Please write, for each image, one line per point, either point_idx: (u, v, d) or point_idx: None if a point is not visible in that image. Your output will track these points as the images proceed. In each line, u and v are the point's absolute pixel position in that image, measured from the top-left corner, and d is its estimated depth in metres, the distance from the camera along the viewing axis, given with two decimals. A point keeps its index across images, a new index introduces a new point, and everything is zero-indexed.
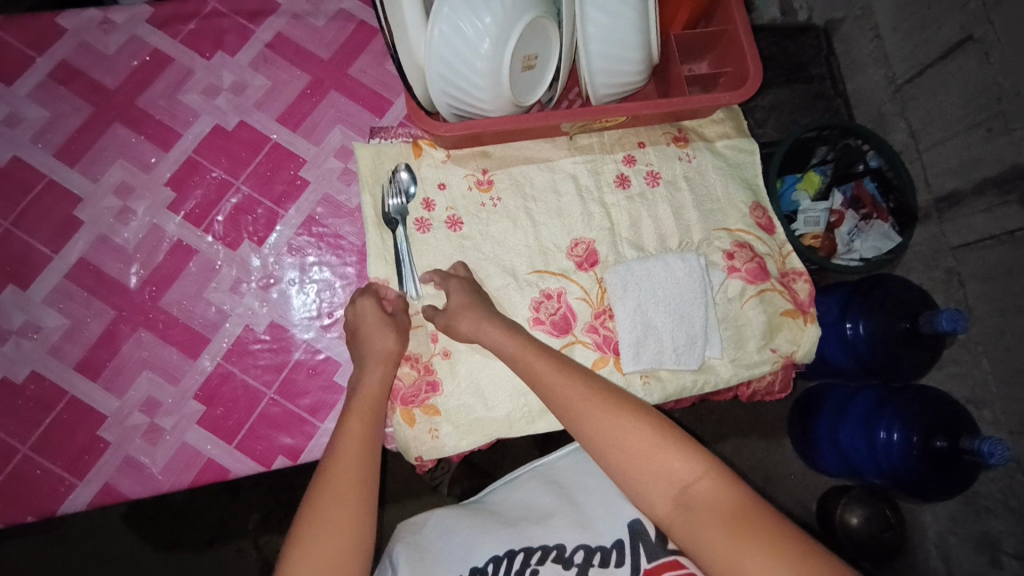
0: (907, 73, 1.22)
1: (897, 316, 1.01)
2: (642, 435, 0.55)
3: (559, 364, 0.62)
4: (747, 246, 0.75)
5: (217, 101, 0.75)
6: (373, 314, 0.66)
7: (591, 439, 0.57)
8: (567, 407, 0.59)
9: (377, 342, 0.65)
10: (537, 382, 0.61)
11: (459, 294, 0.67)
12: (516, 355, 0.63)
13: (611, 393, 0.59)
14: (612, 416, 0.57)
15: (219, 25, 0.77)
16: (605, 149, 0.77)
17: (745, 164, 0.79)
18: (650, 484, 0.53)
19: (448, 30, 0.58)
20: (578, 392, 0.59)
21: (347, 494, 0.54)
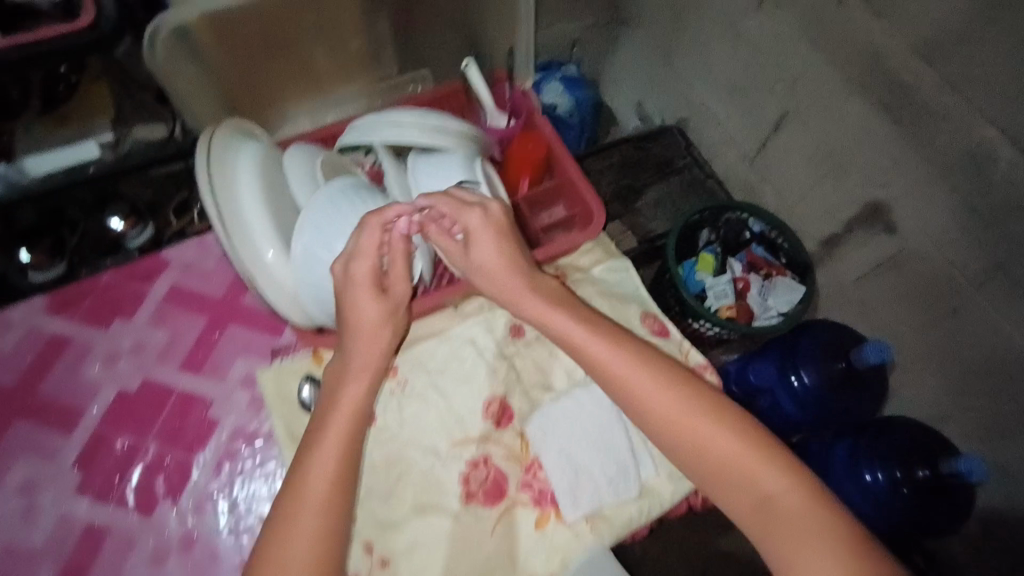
0: (757, 142, 1.29)
1: (831, 358, 1.06)
2: (734, 443, 0.58)
3: (665, 380, 0.62)
4: (648, 357, 0.80)
5: (118, 367, 0.77)
6: (365, 277, 0.62)
7: (688, 441, 0.59)
8: (649, 412, 0.61)
9: (366, 316, 0.62)
10: (616, 381, 0.63)
11: (481, 234, 0.65)
12: (586, 354, 0.64)
13: (705, 397, 0.61)
14: (701, 421, 0.60)
15: (115, 294, 0.82)
16: (491, 306, 0.81)
17: (624, 282, 0.86)
18: (736, 488, 0.57)
19: (308, 260, 0.65)
20: (661, 389, 0.61)
21: (313, 521, 0.55)
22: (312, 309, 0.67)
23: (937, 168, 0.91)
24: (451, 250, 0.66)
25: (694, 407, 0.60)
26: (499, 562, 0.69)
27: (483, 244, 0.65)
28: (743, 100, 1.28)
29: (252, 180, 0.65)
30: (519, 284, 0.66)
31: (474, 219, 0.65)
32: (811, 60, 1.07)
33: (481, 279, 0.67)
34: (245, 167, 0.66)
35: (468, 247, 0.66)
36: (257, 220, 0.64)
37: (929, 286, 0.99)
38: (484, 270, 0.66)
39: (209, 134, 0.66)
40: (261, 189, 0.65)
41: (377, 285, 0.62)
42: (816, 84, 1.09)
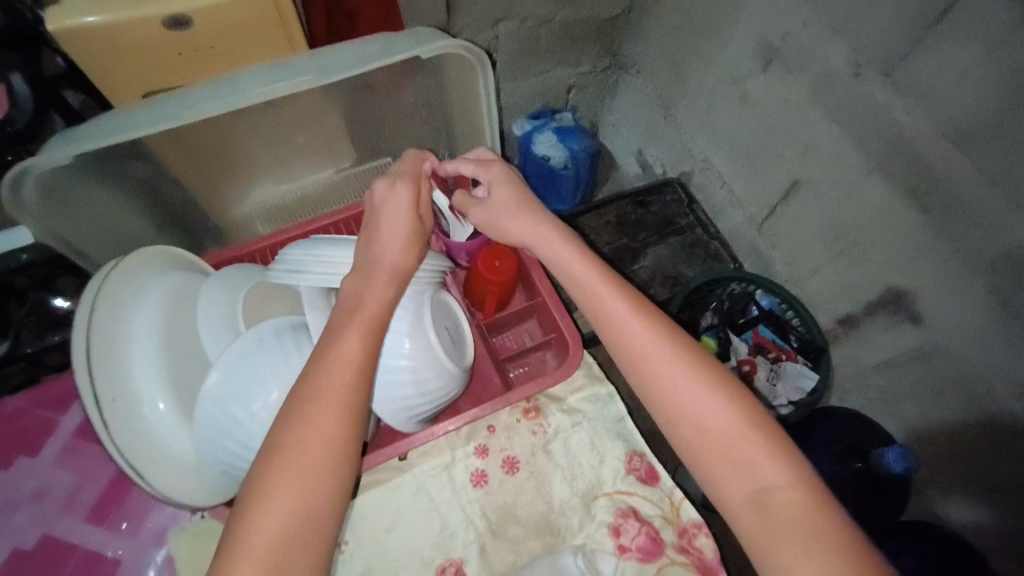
0: (762, 212, 1.36)
1: (845, 458, 1.16)
2: (731, 420, 0.61)
3: (676, 343, 0.64)
4: (632, 513, 0.67)
5: (16, 517, 0.75)
6: (402, 204, 0.64)
7: (685, 408, 0.62)
8: (651, 372, 0.63)
9: (396, 221, 0.64)
10: (625, 347, 0.65)
11: (502, 201, 0.74)
12: (598, 304, 0.67)
13: (724, 384, 0.63)
14: (703, 393, 0.62)
15: (26, 428, 0.80)
16: (452, 446, 0.71)
17: (604, 413, 0.74)
18: (734, 467, 0.59)
19: (213, 432, 0.58)
20: (667, 357, 0.63)
21: (314, 496, 0.51)
22: (217, 476, 0.61)
23: (966, 262, 0.93)
24: (470, 207, 0.75)
25: (703, 381, 0.62)
26: None
27: (504, 196, 0.74)
28: (742, 177, 1.39)
29: (146, 332, 0.60)
30: (554, 242, 0.71)
31: (474, 167, 0.76)
32: (824, 129, 1.09)
33: (509, 230, 0.73)
34: (141, 318, 0.60)
35: (488, 197, 0.74)
36: (148, 379, 0.59)
37: (977, 369, 0.98)
38: (497, 225, 0.73)
39: (104, 270, 0.61)
40: (155, 345, 0.60)
41: (411, 209, 0.65)
42: (835, 150, 1.09)
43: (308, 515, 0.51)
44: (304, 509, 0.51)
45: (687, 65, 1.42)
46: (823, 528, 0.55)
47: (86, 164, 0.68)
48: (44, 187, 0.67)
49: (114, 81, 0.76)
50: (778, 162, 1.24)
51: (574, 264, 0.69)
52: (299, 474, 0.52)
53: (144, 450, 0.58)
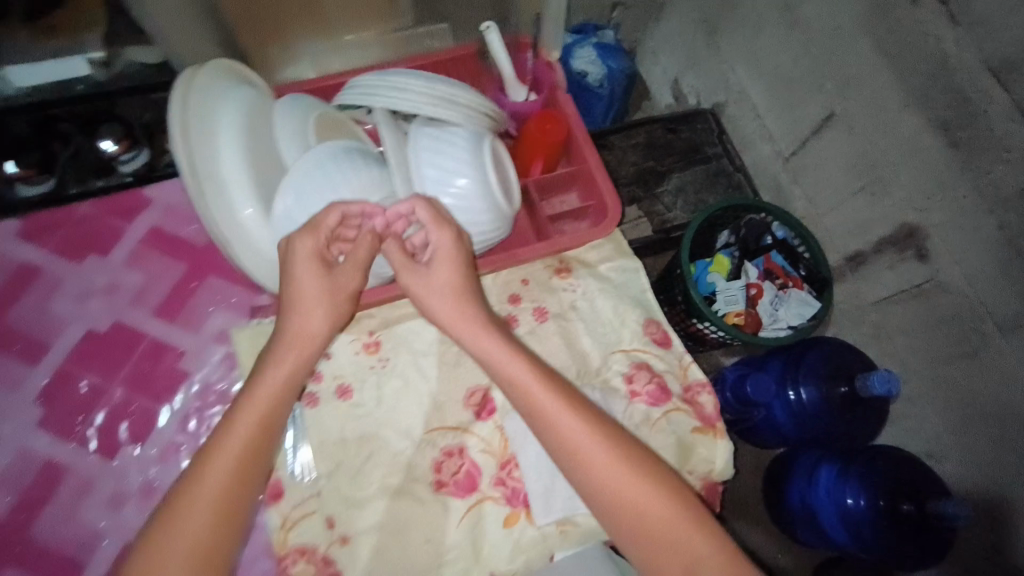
0: (791, 148, 1.36)
1: (831, 385, 1.12)
2: (650, 495, 0.55)
3: (593, 423, 0.58)
4: (646, 366, 0.75)
5: (89, 304, 0.74)
6: (309, 258, 0.59)
7: (607, 491, 0.56)
8: (572, 450, 0.57)
9: (307, 290, 0.59)
10: (556, 437, 0.57)
11: (443, 271, 0.61)
12: (525, 396, 0.59)
13: (650, 463, 0.57)
14: (627, 476, 0.56)
15: (93, 227, 0.77)
16: (489, 292, 0.77)
17: (630, 283, 0.81)
18: (664, 553, 0.53)
19: (290, 224, 0.60)
20: (594, 442, 0.57)
21: (199, 517, 0.51)
22: (292, 282, 0.63)
23: (983, 199, 0.95)
24: (402, 262, 0.62)
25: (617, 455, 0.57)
26: (462, 556, 0.66)
27: (444, 269, 0.61)
28: (774, 112, 1.39)
29: (232, 129, 0.59)
30: (476, 322, 0.62)
31: (430, 214, 0.61)
32: (868, 59, 1.09)
33: (434, 302, 0.62)
34: (226, 115, 0.59)
35: (428, 268, 0.62)
36: (235, 171, 0.58)
37: (971, 309, 1.02)
38: (426, 305, 0.62)
39: (192, 69, 0.60)
40: (241, 142, 0.59)
41: (320, 266, 0.59)
42: (875, 82, 1.09)
43: (198, 543, 0.51)
44: (202, 534, 0.51)
45: None
46: None
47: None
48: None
49: None
50: (817, 93, 1.23)
51: (496, 349, 0.60)
52: (189, 517, 0.51)
53: (239, 244, 0.59)
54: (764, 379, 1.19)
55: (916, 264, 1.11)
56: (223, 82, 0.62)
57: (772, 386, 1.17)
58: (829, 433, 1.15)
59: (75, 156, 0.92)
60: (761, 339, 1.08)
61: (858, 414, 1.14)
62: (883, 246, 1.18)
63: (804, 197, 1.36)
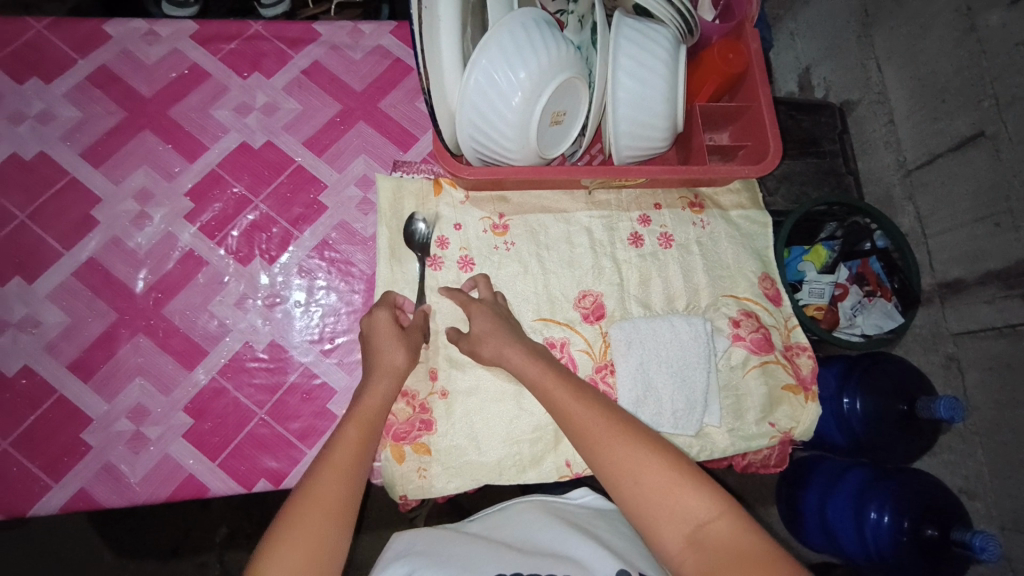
0: (920, 159, 1.26)
1: (894, 398, 1.05)
2: (639, 457, 0.55)
3: (591, 400, 0.60)
4: (754, 316, 0.76)
5: (247, 119, 0.77)
6: (386, 326, 0.65)
7: (600, 450, 0.57)
8: (577, 425, 0.59)
9: (383, 338, 0.65)
10: (568, 423, 0.59)
11: (481, 319, 0.67)
12: (537, 382, 0.62)
13: (645, 433, 0.58)
14: (635, 451, 0.56)
15: (260, 48, 0.79)
16: (621, 207, 0.78)
17: (755, 234, 0.81)
18: (663, 516, 0.52)
19: (484, 78, 0.60)
20: (595, 414, 0.59)
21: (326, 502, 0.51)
22: (463, 135, 0.64)
23: None
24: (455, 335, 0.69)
25: (608, 421, 0.58)
26: (546, 438, 0.71)
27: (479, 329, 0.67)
28: (918, 113, 1.25)
29: None
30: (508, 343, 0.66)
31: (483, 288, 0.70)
32: None
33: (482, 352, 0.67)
34: None
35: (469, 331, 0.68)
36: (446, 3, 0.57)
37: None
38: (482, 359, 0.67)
39: None
40: None
41: (397, 326, 0.65)
42: None
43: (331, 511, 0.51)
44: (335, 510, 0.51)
45: None
46: (767, 559, 0.48)
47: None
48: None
49: None
50: (970, 108, 1.13)
51: (519, 355, 0.64)
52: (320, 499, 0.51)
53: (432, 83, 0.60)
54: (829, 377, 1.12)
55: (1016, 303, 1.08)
56: None
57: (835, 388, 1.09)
58: (880, 454, 1.08)
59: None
60: (838, 338, 1.06)
61: (915, 435, 1.06)
62: (990, 279, 1.14)
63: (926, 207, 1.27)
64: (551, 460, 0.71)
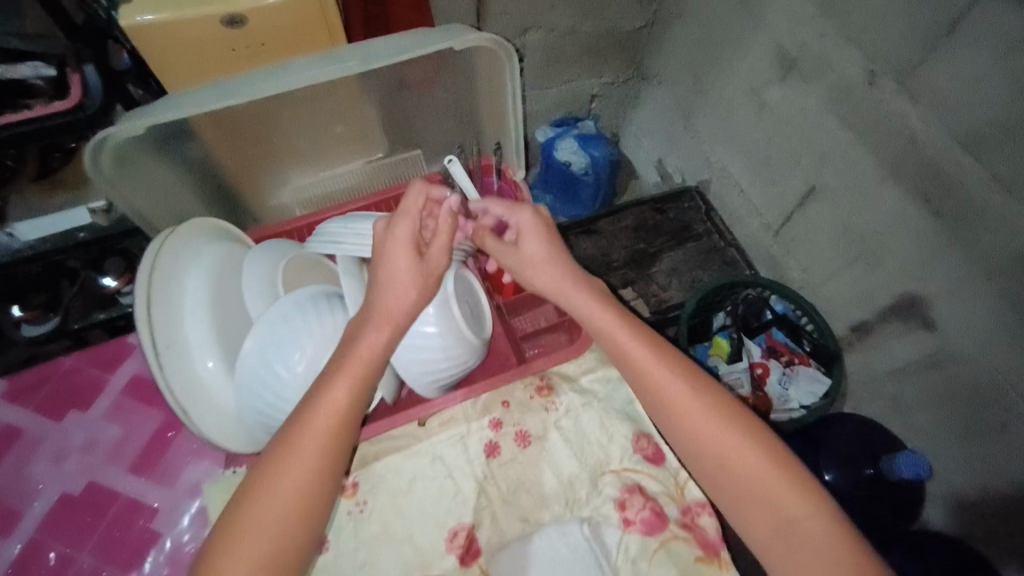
0: (779, 220, 1.30)
1: (858, 461, 1.11)
2: (736, 443, 0.63)
3: (685, 371, 0.67)
4: (638, 489, 0.70)
5: (65, 466, 0.78)
6: (403, 252, 0.62)
7: (693, 430, 0.65)
8: (666, 398, 0.66)
9: (398, 274, 0.61)
10: (654, 383, 0.67)
11: (536, 245, 0.74)
12: (606, 331, 0.70)
13: (738, 415, 0.65)
14: (731, 434, 0.64)
15: (76, 385, 0.82)
16: (468, 419, 0.75)
17: (614, 394, 0.77)
18: (754, 500, 0.62)
19: (253, 383, 0.60)
20: (685, 387, 0.66)
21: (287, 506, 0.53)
22: (258, 436, 0.62)
23: (978, 268, 0.89)
24: (493, 243, 0.75)
25: (701, 398, 0.66)
26: None
27: (534, 240, 0.74)
28: (759, 182, 1.32)
29: (198, 295, 0.60)
30: (569, 281, 0.73)
31: (509, 207, 0.75)
32: (839, 137, 1.05)
33: (537, 276, 0.73)
34: (194, 281, 0.61)
35: (519, 245, 0.75)
36: (196, 337, 0.58)
37: (992, 379, 0.93)
38: (534, 261, 0.73)
39: (164, 236, 0.62)
40: (206, 307, 0.60)
41: (416, 252, 0.62)
42: (848, 158, 1.04)
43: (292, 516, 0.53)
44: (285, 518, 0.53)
45: (707, 77, 1.37)
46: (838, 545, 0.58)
47: (156, 134, 0.68)
48: (121, 153, 0.67)
49: (166, 68, 0.80)
50: (795, 168, 1.19)
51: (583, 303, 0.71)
52: (276, 498, 0.53)
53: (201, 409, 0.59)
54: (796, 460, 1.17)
55: (923, 333, 1.02)
56: (193, 247, 0.64)
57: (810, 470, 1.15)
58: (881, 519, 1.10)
59: (80, 294, 1.00)
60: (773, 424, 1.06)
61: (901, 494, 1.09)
62: (893, 314, 1.07)
63: (806, 257, 1.26)
64: None
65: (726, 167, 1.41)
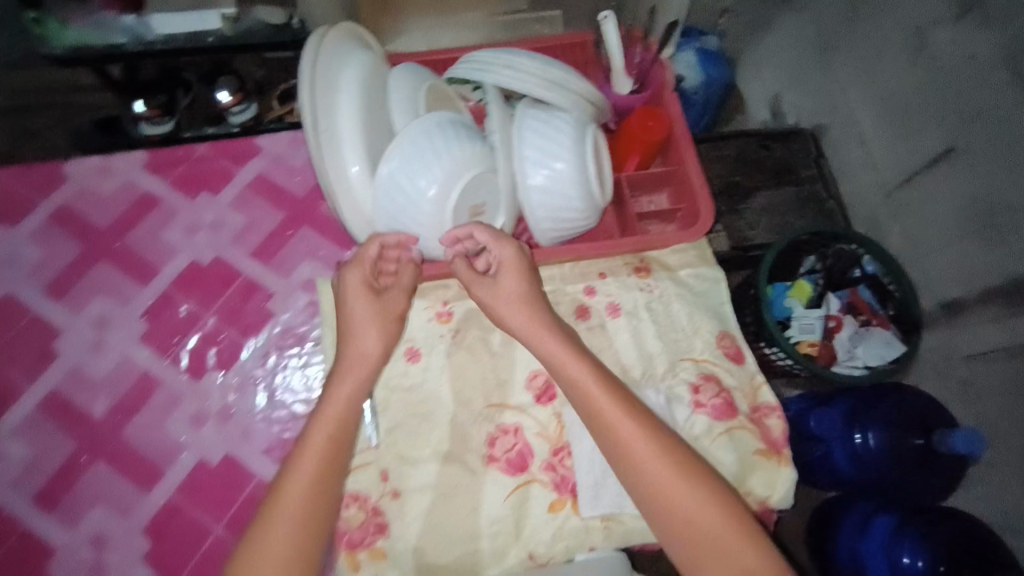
0: (899, 176, 1.02)
1: (909, 429, 0.88)
2: (702, 506, 0.55)
3: (645, 422, 0.59)
4: (714, 380, 0.73)
5: (196, 237, 0.80)
6: (359, 289, 0.62)
7: (649, 489, 0.57)
8: (626, 452, 0.58)
9: (357, 315, 0.62)
10: (606, 435, 0.59)
11: (512, 278, 0.64)
12: (568, 376, 0.61)
13: (699, 476, 0.57)
14: (686, 494, 0.56)
15: (205, 167, 0.83)
16: (566, 280, 0.77)
17: (711, 292, 0.78)
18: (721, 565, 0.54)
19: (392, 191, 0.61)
20: (644, 440, 0.58)
21: (291, 526, 0.53)
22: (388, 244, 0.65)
23: None
24: (469, 276, 0.64)
25: (658, 451, 0.58)
26: (505, 530, 0.68)
27: (513, 279, 0.63)
28: (889, 133, 1.02)
29: (351, 101, 0.61)
30: (544, 322, 0.63)
31: (489, 235, 0.63)
32: (1002, 94, 0.81)
33: (502, 309, 0.63)
34: (348, 87, 0.62)
35: (495, 278, 0.64)
36: (347, 140, 0.60)
37: None
38: (496, 306, 0.64)
39: (319, 37, 0.62)
40: (357, 114, 0.61)
41: (370, 292, 0.62)
42: (1006, 118, 0.82)
43: (296, 539, 0.52)
44: (292, 541, 0.52)
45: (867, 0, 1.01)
46: None
47: None
48: None
49: None
50: (927, 122, 0.95)
51: (559, 350, 0.61)
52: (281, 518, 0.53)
53: (348, 206, 0.62)
54: (833, 414, 0.94)
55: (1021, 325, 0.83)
56: (344, 55, 0.63)
57: (838, 425, 0.93)
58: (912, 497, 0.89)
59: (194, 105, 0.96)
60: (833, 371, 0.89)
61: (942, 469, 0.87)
62: (989, 297, 0.88)
63: (909, 230, 1.02)
64: (514, 553, 0.68)
65: (849, 108, 1.09)
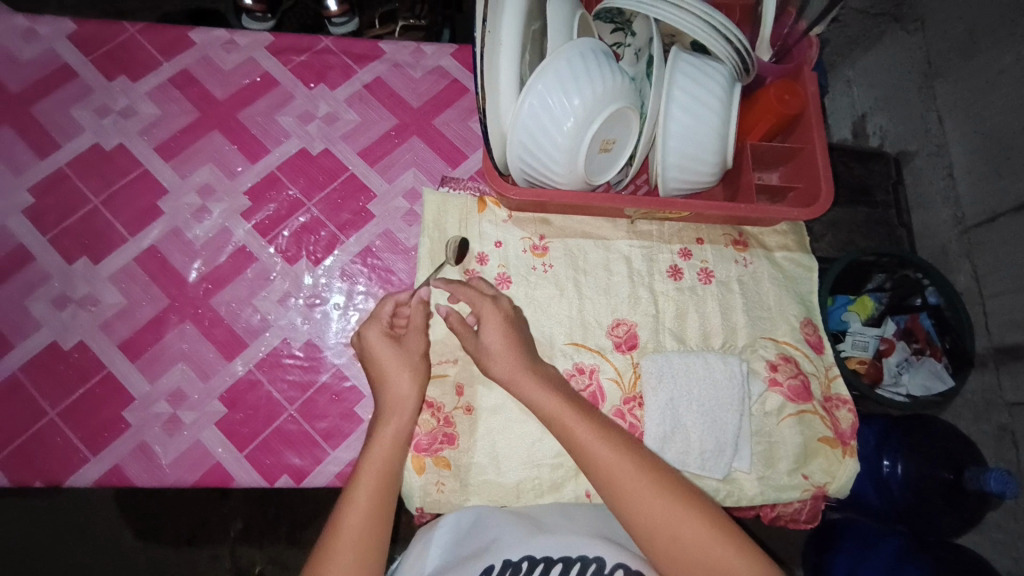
0: (976, 216, 0.93)
1: (937, 463, 0.80)
2: (680, 516, 0.53)
3: (616, 445, 0.57)
4: (793, 361, 0.73)
5: (310, 127, 0.80)
6: (380, 341, 0.63)
7: (626, 502, 0.54)
8: (603, 473, 0.56)
9: (384, 360, 0.63)
10: (591, 465, 0.56)
11: (494, 329, 0.64)
12: (555, 414, 0.59)
13: (676, 489, 0.55)
14: (663, 504, 0.54)
15: (328, 61, 0.83)
16: (663, 238, 0.78)
17: (802, 280, 0.79)
18: None
19: (539, 107, 0.61)
20: (618, 455, 0.56)
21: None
22: (517, 161, 0.65)
23: None
24: (462, 330, 0.66)
25: (632, 462, 0.56)
26: (568, 466, 0.69)
27: (492, 334, 0.63)
28: (978, 170, 0.91)
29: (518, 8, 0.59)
30: (524, 369, 0.62)
31: (470, 293, 0.66)
32: None
33: (494, 366, 0.63)
34: None
35: (478, 332, 0.65)
36: (508, 48, 0.59)
37: None
38: (489, 356, 0.63)
39: None
40: (523, 21, 0.59)
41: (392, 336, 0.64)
42: None
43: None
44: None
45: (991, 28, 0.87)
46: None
47: None
48: None
49: None
50: (1017, 162, 0.85)
51: (536, 388, 0.61)
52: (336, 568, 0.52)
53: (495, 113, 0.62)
54: (865, 434, 0.87)
55: None
56: None
57: (868, 445, 0.86)
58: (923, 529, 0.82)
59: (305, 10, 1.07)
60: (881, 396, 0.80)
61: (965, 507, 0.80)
62: None
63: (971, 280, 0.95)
64: (571, 488, 0.69)
65: (945, 138, 0.97)
